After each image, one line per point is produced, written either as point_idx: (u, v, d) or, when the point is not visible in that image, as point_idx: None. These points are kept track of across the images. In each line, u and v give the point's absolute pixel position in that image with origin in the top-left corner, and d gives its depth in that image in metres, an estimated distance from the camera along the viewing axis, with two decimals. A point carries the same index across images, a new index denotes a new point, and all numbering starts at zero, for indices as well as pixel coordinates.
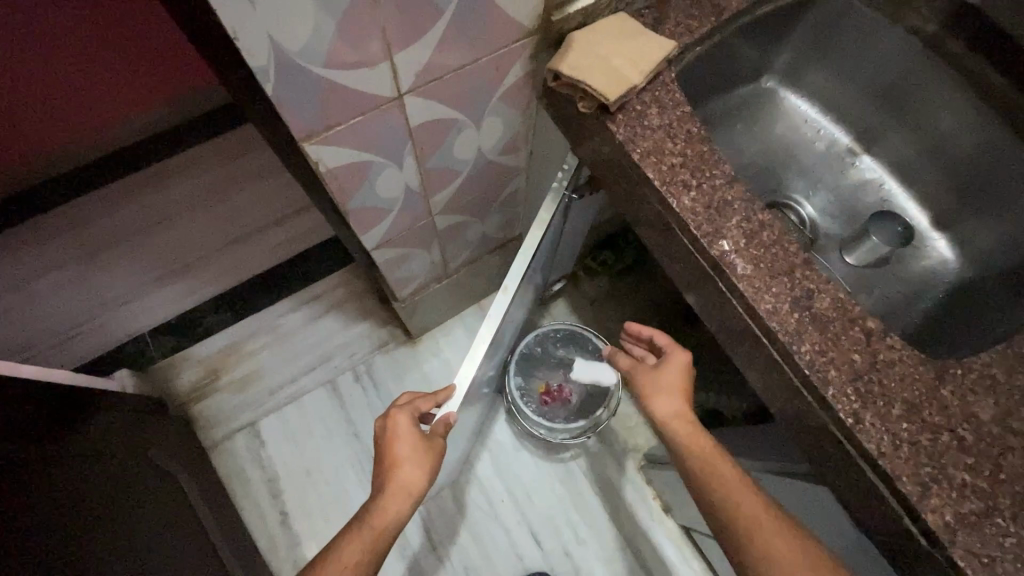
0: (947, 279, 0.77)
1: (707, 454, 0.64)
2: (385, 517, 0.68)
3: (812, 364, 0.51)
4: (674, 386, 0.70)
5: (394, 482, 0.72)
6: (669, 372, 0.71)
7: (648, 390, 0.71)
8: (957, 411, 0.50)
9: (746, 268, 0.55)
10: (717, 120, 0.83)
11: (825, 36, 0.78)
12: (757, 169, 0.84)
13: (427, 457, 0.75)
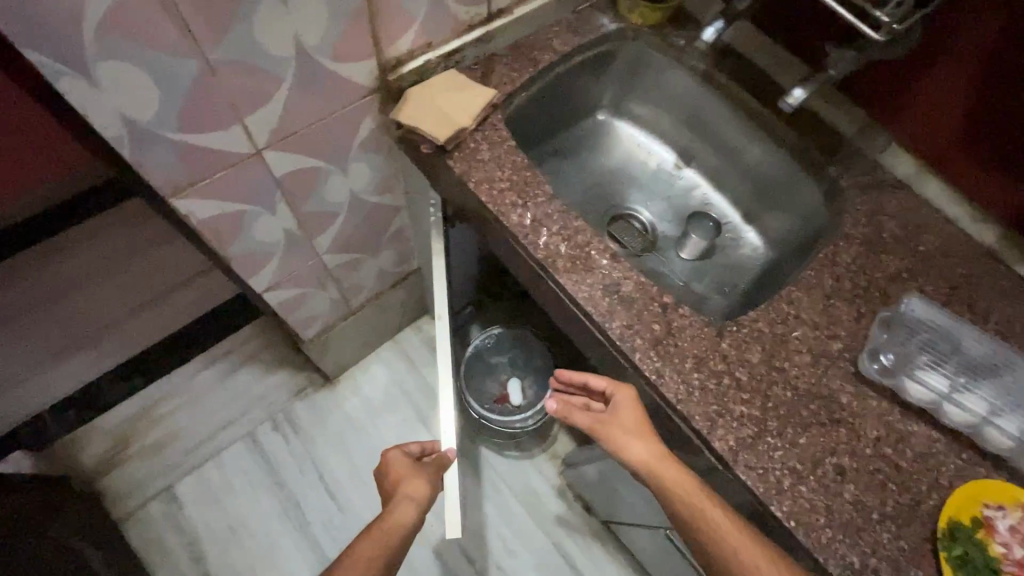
0: (760, 262, 0.93)
1: (693, 497, 0.56)
2: (395, 523, 0.71)
3: (621, 336, 0.63)
4: (634, 428, 0.62)
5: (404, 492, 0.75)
6: (624, 414, 0.63)
7: (615, 443, 0.62)
8: (734, 358, 0.63)
9: (566, 265, 0.67)
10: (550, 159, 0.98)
11: (634, 76, 0.94)
12: (594, 192, 1.00)
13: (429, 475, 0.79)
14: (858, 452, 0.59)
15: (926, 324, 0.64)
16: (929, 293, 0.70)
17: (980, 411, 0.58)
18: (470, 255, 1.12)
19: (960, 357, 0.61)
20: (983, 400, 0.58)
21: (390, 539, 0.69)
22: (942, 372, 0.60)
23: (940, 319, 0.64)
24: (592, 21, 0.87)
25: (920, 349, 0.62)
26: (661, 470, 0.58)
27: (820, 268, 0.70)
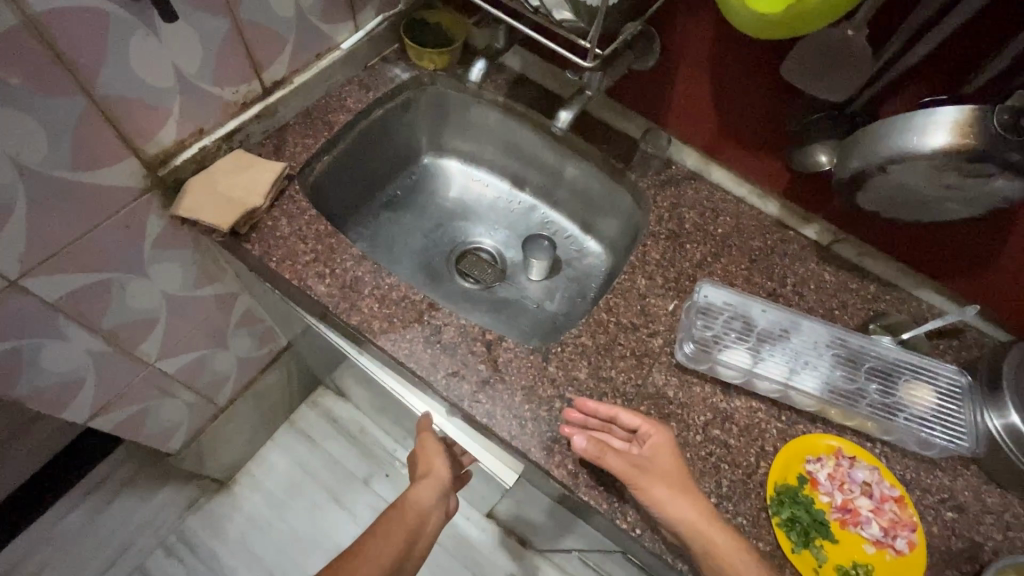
0: (605, 269, 0.96)
1: (736, 561, 0.52)
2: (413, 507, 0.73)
3: (448, 385, 0.62)
4: (675, 483, 0.56)
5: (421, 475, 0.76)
6: (662, 465, 0.57)
7: (658, 495, 0.55)
8: (562, 380, 0.64)
9: (382, 325, 0.65)
10: (367, 244, 0.95)
11: (443, 116, 0.97)
12: (429, 240, 1.00)
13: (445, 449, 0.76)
14: (689, 442, 0.61)
15: (722, 306, 0.67)
16: (731, 271, 0.75)
17: (777, 381, 0.62)
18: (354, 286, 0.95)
19: (753, 331, 0.65)
20: (779, 367, 0.63)
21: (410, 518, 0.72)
22: (740, 351, 0.64)
23: (733, 297, 0.68)
24: (384, 74, 0.88)
25: (719, 332, 0.65)
26: (710, 536, 0.53)
27: (633, 269, 0.73)
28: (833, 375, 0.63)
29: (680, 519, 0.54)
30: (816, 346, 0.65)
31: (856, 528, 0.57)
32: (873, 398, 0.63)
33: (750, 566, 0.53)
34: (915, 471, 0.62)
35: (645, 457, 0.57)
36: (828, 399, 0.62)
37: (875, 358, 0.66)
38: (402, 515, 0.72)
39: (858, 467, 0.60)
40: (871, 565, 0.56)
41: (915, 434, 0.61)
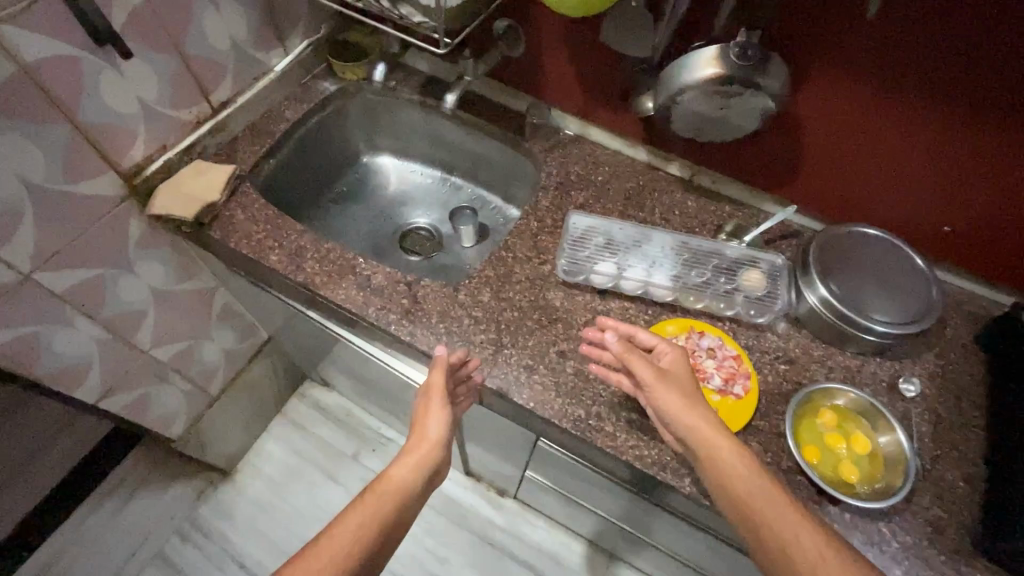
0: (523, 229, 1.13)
1: (737, 465, 0.59)
2: (395, 481, 0.67)
3: (378, 316, 0.78)
4: (687, 390, 0.64)
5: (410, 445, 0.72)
6: (677, 374, 0.66)
7: (673, 397, 0.63)
8: (470, 303, 0.80)
9: (323, 279, 0.82)
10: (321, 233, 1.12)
11: (372, 118, 1.14)
12: (375, 225, 1.17)
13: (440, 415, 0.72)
14: (573, 336, 0.77)
15: (590, 232, 0.84)
16: (609, 209, 0.92)
17: (637, 282, 0.79)
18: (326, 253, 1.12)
19: (618, 248, 0.82)
20: (637, 271, 0.79)
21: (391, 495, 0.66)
22: (605, 263, 0.80)
23: (599, 225, 0.85)
24: (315, 89, 1.06)
25: (587, 253, 0.82)
26: (722, 443, 0.60)
27: (528, 215, 0.90)
28: (682, 271, 0.80)
29: (689, 421, 0.61)
30: (666, 251, 0.82)
31: (705, 383, 0.73)
32: (715, 284, 0.79)
33: (751, 467, 0.59)
34: (754, 338, 0.78)
35: (671, 372, 0.66)
36: (679, 290, 0.79)
37: (717, 254, 0.83)
38: (378, 490, 0.66)
39: (704, 338, 0.76)
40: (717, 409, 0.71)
41: (750, 307, 0.78)
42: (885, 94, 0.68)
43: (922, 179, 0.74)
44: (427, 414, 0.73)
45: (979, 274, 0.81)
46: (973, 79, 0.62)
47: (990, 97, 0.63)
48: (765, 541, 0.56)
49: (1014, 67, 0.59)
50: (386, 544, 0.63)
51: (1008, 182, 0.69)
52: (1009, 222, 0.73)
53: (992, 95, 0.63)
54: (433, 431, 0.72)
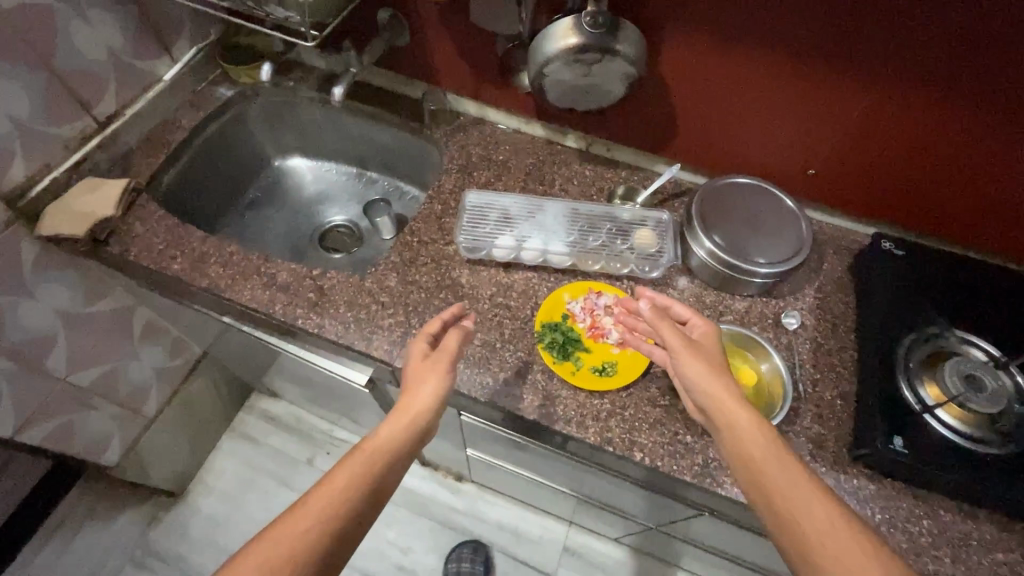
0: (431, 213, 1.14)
1: (757, 437, 0.58)
2: (387, 439, 0.60)
3: (285, 312, 0.79)
4: (714, 363, 0.64)
5: (404, 401, 0.64)
6: (709, 349, 0.65)
7: (697, 368, 0.63)
8: (377, 289, 0.81)
9: (228, 282, 0.82)
10: (235, 240, 1.10)
11: (276, 120, 1.13)
12: (292, 226, 1.17)
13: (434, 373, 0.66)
14: (479, 309, 0.80)
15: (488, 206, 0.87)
16: (511, 186, 0.95)
17: (535, 251, 0.82)
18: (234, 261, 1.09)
19: (516, 221, 0.85)
20: (535, 241, 0.83)
21: (382, 454, 0.59)
22: (503, 236, 0.83)
23: (498, 199, 0.88)
24: (211, 96, 1.05)
25: (486, 228, 0.84)
26: (742, 412, 0.59)
27: (432, 199, 0.92)
28: (577, 236, 0.84)
29: (706, 389, 0.61)
30: (560, 219, 0.86)
31: (604, 338, 0.77)
32: (609, 245, 0.84)
33: (769, 439, 0.58)
34: (649, 292, 0.82)
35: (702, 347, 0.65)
36: (575, 254, 0.82)
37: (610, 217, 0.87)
38: (369, 448, 0.59)
39: (602, 296, 0.80)
40: (616, 360, 0.76)
41: (643, 263, 0.83)
42: (736, 47, 0.74)
43: (782, 124, 0.81)
44: (424, 372, 0.66)
45: (845, 208, 0.88)
46: (807, 25, 0.68)
47: (824, 41, 0.69)
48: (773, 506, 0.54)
49: (838, 9, 0.66)
50: (375, 502, 0.56)
51: (853, 119, 0.76)
52: (861, 156, 0.80)
53: (825, 38, 0.69)
54: (427, 391, 0.64)
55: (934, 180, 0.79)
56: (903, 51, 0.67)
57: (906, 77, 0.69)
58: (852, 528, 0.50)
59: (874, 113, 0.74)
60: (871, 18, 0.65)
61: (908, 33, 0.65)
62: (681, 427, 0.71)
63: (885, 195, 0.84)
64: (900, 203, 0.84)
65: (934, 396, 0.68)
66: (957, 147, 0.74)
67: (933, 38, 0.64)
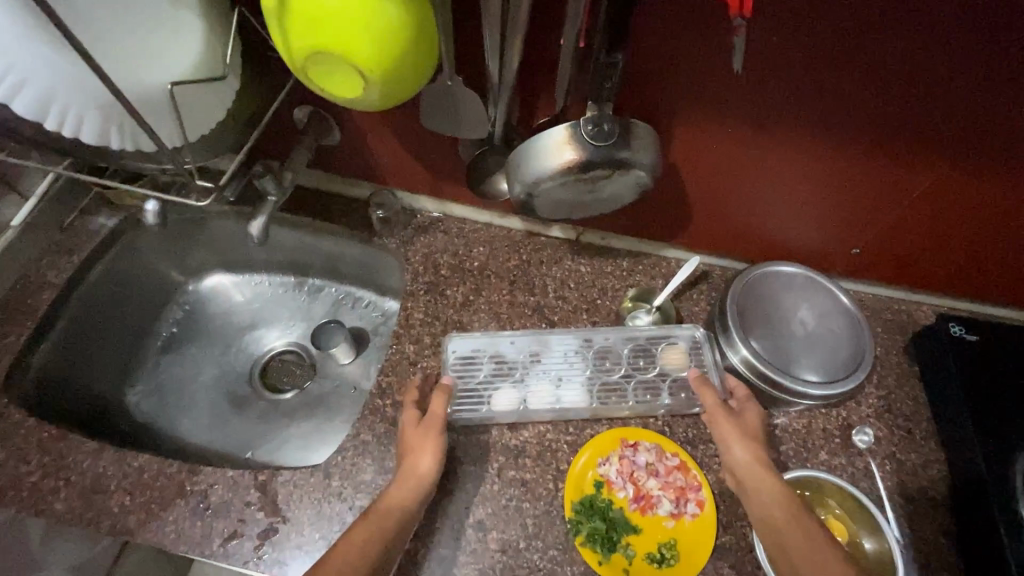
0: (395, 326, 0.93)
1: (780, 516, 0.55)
2: (392, 505, 0.56)
3: (228, 549, 0.59)
4: (751, 437, 0.61)
5: (402, 469, 0.59)
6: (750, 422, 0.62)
7: (729, 440, 0.61)
8: (349, 490, 0.62)
9: (142, 517, 0.60)
10: (149, 403, 0.86)
11: (178, 241, 0.88)
12: (221, 366, 0.92)
13: (434, 434, 0.60)
14: (488, 494, 0.62)
15: (474, 353, 0.70)
16: (494, 302, 0.76)
17: (546, 404, 0.65)
18: (147, 439, 0.83)
19: (509, 364, 0.68)
20: (542, 390, 0.66)
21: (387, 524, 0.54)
22: (502, 392, 0.65)
23: (485, 338, 0.70)
24: (86, 229, 0.82)
25: (477, 382, 0.67)
26: (773, 482, 0.57)
27: (399, 338, 0.73)
28: (592, 374, 0.67)
29: (734, 458, 0.60)
30: (567, 355, 0.69)
31: (654, 510, 0.61)
32: (634, 375, 0.68)
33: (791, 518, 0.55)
34: (693, 428, 0.66)
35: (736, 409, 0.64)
36: (596, 397, 0.66)
37: (627, 339, 0.70)
38: (371, 518, 0.55)
39: (640, 451, 0.63)
40: (675, 538, 0.60)
41: (680, 394, 0.66)
42: (776, 131, 0.58)
43: (828, 205, 0.66)
44: (416, 442, 0.60)
45: (898, 282, 0.75)
46: (870, 106, 0.53)
47: (891, 121, 0.54)
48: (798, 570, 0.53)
49: (913, 89, 0.51)
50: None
51: (916, 197, 0.62)
52: (922, 232, 0.67)
53: (891, 119, 0.54)
54: (425, 461, 0.59)
55: (1011, 252, 0.66)
56: (993, 129, 0.53)
57: (992, 154, 0.55)
58: None
59: (936, 193, 0.61)
60: (954, 98, 0.51)
61: (1001, 111, 0.51)
62: None
63: (947, 268, 0.71)
64: (965, 275, 0.71)
65: None
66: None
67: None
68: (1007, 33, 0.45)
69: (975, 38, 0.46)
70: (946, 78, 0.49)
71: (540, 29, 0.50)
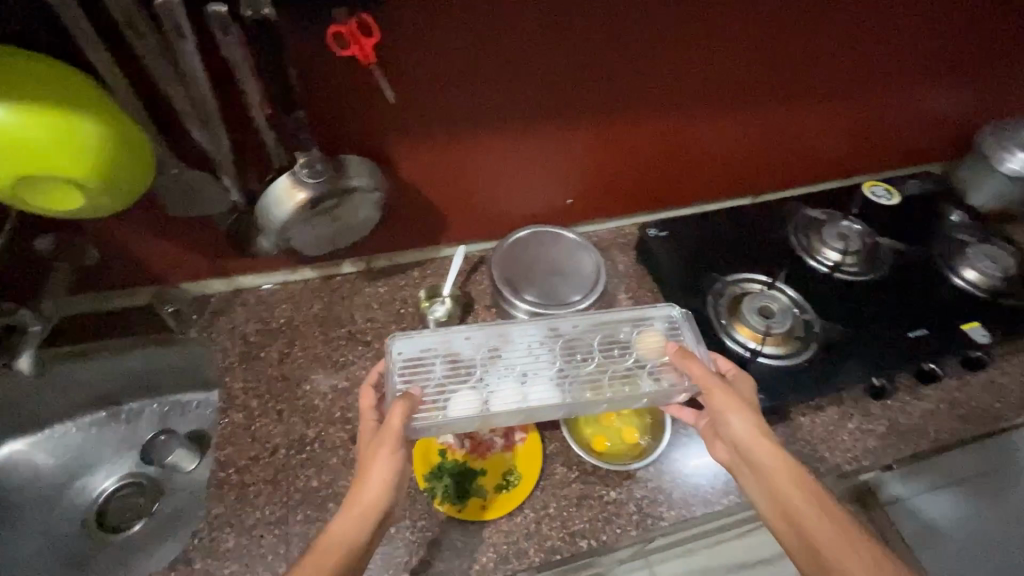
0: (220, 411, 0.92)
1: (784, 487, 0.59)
2: (333, 542, 0.53)
3: None
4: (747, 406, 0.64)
5: (349, 496, 0.56)
6: (742, 391, 0.67)
7: (727, 410, 0.63)
8: (214, 563, 0.64)
9: None
10: None
11: None
12: (45, 534, 0.83)
13: (378, 459, 0.56)
14: None
15: (422, 358, 0.72)
16: (311, 345, 0.83)
17: (510, 401, 0.68)
18: None
19: (463, 368, 0.71)
20: (510, 388, 0.70)
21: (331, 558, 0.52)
22: (461, 395, 0.68)
23: (432, 341, 0.73)
24: None
25: (429, 386, 0.69)
26: (778, 453, 0.60)
27: (226, 412, 0.76)
28: (562, 369, 0.72)
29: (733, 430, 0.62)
30: (526, 352, 0.74)
31: (493, 450, 0.73)
32: (609, 366, 0.73)
33: (803, 493, 0.58)
34: None
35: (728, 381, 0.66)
36: (569, 392, 0.70)
37: (592, 332, 0.76)
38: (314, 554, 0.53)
39: None
40: (515, 465, 0.72)
41: (661, 379, 0.71)
42: (466, 135, 0.74)
43: (543, 170, 0.84)
44: (365, 469, 0.57)
45: (615, 215, 0.98)
46: (518, 98, 0.72)
47: (537, 104, 0.74)
48: (803, 531, 0.56)
49: (537, 78, 0.70)
50: None
51: (594, 144, 0.83)
52: (607, 174, 0.89)
53: (538, 102, 0.73)
54: (372, 490, 0.55)
55: (670, 168, 0.91)
56: (602, 88, 0.74)
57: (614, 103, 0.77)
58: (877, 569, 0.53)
59: (598, 143, 0.83)
60: (565, 77, 0.71)
61: (596, 78, 0.73)
62: (605, 489, 0.71)
63: (639, 193, 0.95)
64: (652, 195, 0.96)
65: (748, 334, 0.78)
66: (673, 134, 0.86)
67: (618, 72, 0.73)
68: (565, 29, 0.66)
69: (550, 36, 0.66)
70: (552, 65, 0.69)
71: (232, 111, 0.61)
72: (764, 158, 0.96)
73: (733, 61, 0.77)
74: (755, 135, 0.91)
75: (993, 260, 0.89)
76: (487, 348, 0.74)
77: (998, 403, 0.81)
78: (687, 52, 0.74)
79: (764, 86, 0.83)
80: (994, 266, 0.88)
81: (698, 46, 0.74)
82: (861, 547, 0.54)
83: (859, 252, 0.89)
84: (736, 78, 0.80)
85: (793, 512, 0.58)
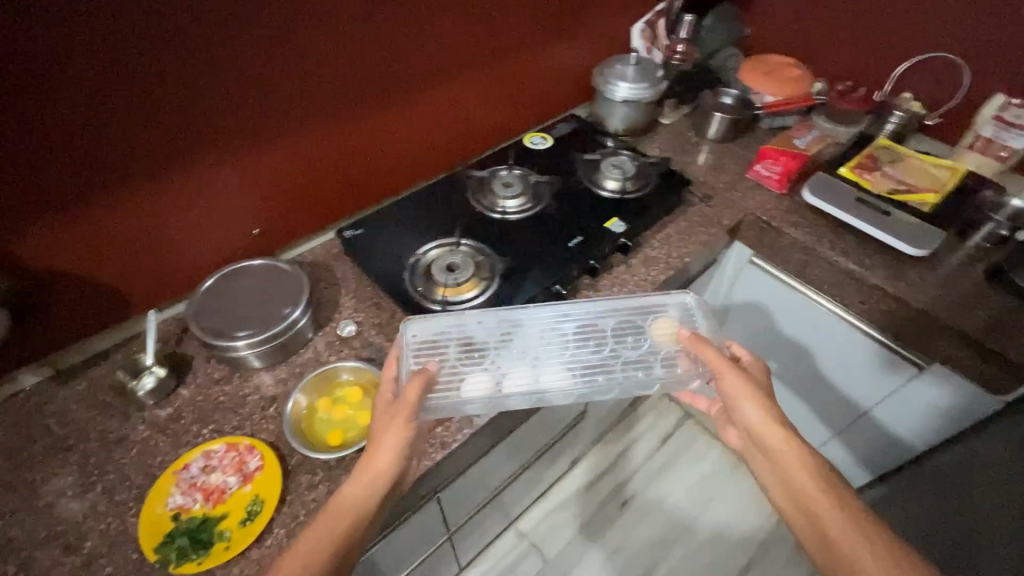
0: None
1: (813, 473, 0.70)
2: (347, 502, 0.64)
3: None
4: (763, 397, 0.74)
5: (362, 462, 0.67)
6: (760, 379, 0.79)
7: (743, 405, 0.74)
8: None
9: None
10: None
11: None
12: None
13: (393, 431, 0.67)
14: None
15: (432, 342, 0.84)
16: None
17: (521, 384, 0.80)
18: None
19: (476, 349, 0.84)
20: (523, 372, 0.81)
21: (346, 514, 0.63)
22: (476, 376, 0.80)
23: (443, 326, 0.86)
24: None
25: (444, 368, 0.80)
26: (792, 442, 0.72)
27: None
28: (571, 355, 0.84)
29: (752, 421, 0.74)
30: (542, 342, 0.85)
31: (227, 491, 0.72)
32: (623, 351, 0.86)
33: (811, 478, 0.70)
34: (234, 418, 0.81)
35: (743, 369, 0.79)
36: (577, 376, 0.82)
37: (609, 321, 0.90)
38: (332, 514, 0.63)
39: (191, 466, 0.74)
40: (257, 494, 0.72)
41: (674, 366, 0.84)
42: (97, 198, 0.75)
43: (224, 188, 0.87)
44: (379, 440, 0.68)
45: (313, 232, 1.05)
46: (140, 149, 0.75)
47: (168, 151, 0.78)
48: (810, 513, 0.68)
49: (152, 127, 0.74)
50: (350, 552, 0.62)
51: (252, 174, 0.89)
52: (283, 198, 0.96)
53: (167, 148, 0.77)
54: (383, 458, 0.66)
55: (343, 177, 1.02)
56: (229, 122, 0.81)
57: (266, 111, 0.84)
58: (864, 537, 0.65)
59: (257, 173, 0.90)
60: (183, 121, 0.77)
61: (218, 116, 0.80)
62: (351, 476, 0.74)
63: (325, 206, 1.04)
64: (338, 205, 1.06)
65: (445, 291, 0.90)
66: (343, 129, 0.96)
67: (236, 105, 0.81)
68: (154, 78, 0.71)
69: (144, 88, 0.71)
70: (161, 113, 0.74)
71: None
72: (440, 132, 1.12)
73: (349, 74, 0.90)
74: (406, 132, 1.06)
75: (619, 167, 1.12)
76: (497, 335, 0.86)
77: (652, 272, 1.04)
78: (299, 75, 0.84)
79: (407, 72, 0.98)
80: (619, 172, 1.12)
81: (307, 68, 0.85)
82: (876, 544, 0.64)
83: (522, 192, 1.06)
84: (362, 88, 0.94)
85: (803, 497, 0.70)
